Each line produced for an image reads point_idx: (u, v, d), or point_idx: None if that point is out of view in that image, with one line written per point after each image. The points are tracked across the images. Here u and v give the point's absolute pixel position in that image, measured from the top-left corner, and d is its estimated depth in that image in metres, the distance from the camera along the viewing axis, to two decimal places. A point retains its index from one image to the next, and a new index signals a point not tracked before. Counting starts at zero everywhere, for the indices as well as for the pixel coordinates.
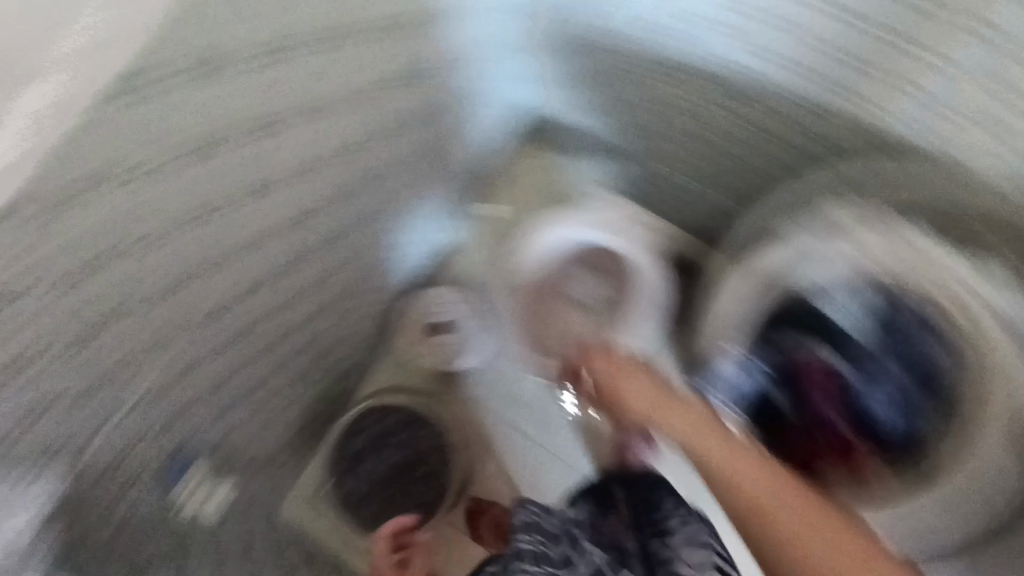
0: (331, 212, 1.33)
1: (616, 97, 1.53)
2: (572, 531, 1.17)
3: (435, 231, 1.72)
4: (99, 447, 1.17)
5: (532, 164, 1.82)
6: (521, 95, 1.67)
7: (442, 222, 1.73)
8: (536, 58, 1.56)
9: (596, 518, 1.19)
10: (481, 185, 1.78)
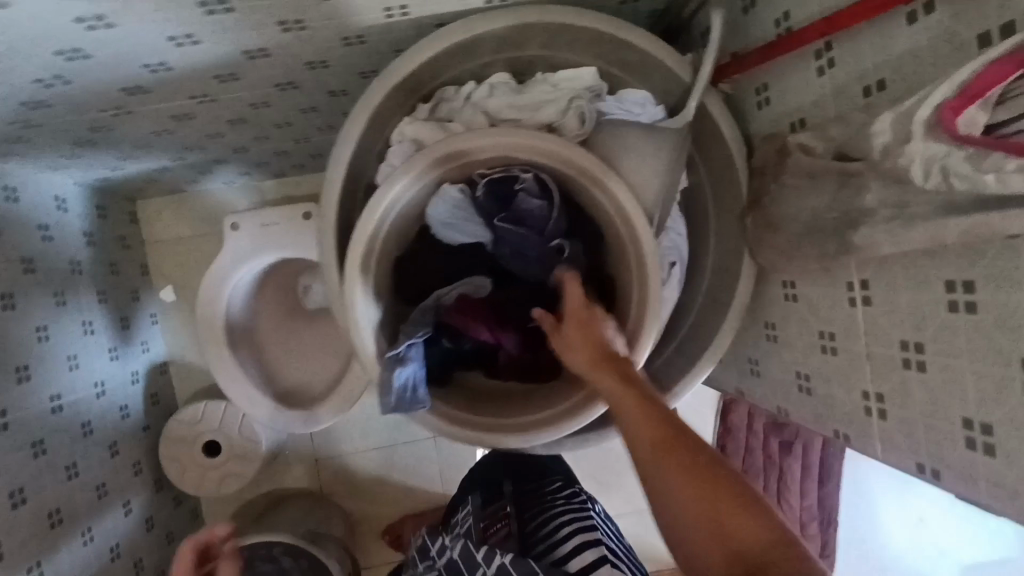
0: (33, 396, 1.12)
1: (191, 134, 1.14)
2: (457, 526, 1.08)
3: (93, 329, 1.34)
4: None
5: (159, 208, 1.59)
6: (84, 175, 1.31)
7: (107, 340, 1.38)
8: (79, 154, 1.15)
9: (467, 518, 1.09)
10: (121, 290, 1.46)
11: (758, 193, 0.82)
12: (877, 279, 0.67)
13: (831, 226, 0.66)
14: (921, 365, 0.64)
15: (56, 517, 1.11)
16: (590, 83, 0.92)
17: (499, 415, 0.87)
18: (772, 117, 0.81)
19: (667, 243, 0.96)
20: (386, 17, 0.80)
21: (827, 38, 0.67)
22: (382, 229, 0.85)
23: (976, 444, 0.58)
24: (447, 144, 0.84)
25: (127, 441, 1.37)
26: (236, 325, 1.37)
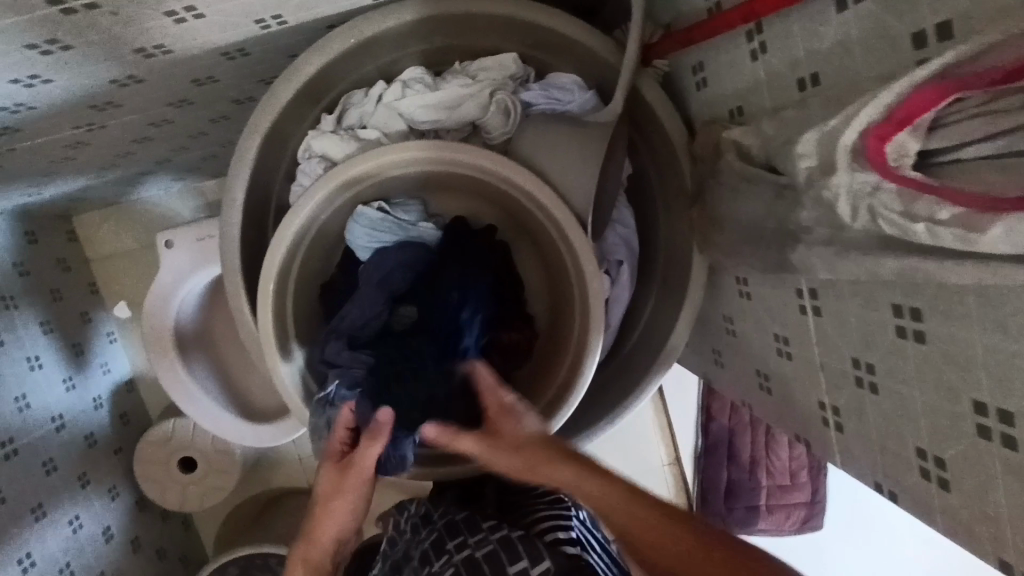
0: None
1: (97, 155, 1.05)
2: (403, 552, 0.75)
3: (41, 363, 1.29)
4: None
5: (98, 222, 1.52)
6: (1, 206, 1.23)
7: (59, 371, 1.34)
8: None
9: (419, 531, 0.76)
10: (68, 315, 1.41)
11: (699, 186, 0.74)
12: (826, 291, 0.60)
13: (770, 237, 0.59)
14: (874, 384, 0.58)
15: (29, 561, 1.10)
16: (513, 70, 0.82)
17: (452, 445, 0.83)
18: (711, 100, 0.72)
19: (613, 239, 0.87)
20: (266, 28, 0.71)
21: (756, 20, 0.58)
22: (296, 258, 0.78)
23: (930, 475, 0.54)
24: (355, 162, 0.76)
25: (96, 469, 1.35)
26: (188, 340, 1.32)
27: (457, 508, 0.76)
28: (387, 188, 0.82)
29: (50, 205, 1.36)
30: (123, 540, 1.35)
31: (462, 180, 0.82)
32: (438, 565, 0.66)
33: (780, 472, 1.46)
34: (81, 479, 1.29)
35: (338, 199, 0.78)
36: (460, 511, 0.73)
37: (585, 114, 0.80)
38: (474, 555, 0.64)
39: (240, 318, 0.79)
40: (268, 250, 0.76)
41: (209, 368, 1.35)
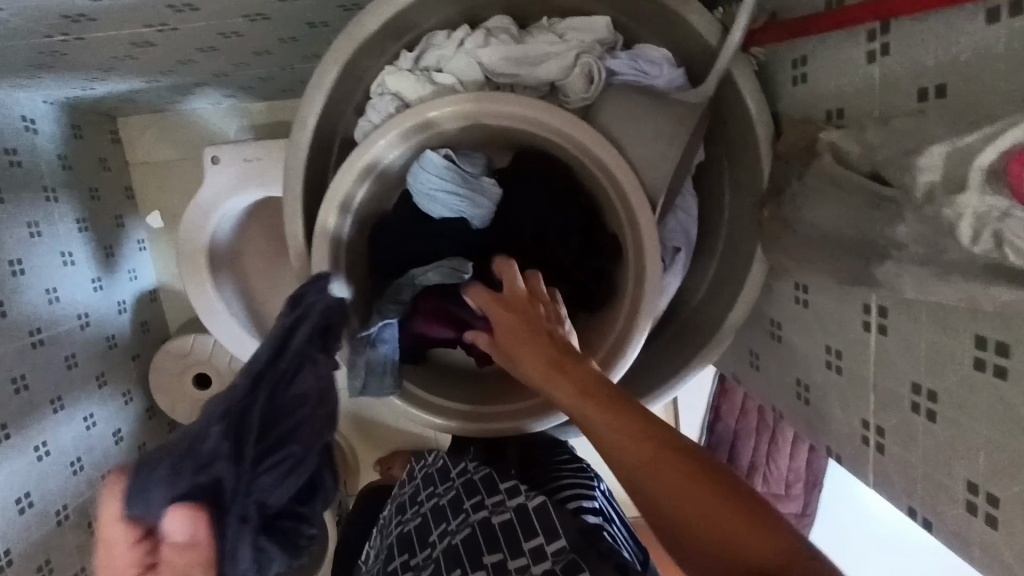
0: (11, 333, 1.09)
1: (159, 58, 1.03)
2: (419, 492, 0.83)
3: (73, 259, 1.30)
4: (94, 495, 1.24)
5: (141, 127, 1.50)
6: (51, 94, 1.22)
7: (89, 269, 1.34)
8: (37, 75, 1.06)
9: (434, 484, 0.82)
10: (104, 215, 1.41)
11: (778, 185, 0.72)
12: (898, 311, 0.59)
13: (853, 249, 0.58)
14: (931, 413, 0.57)
15: (44, 451, 1.12)
16: (603, 35, 0.80)
17: (484, 405, 0.83)
18: (807, 99, 0.70)
19: (673, 225, 0.87)
20: None
21: (885, 20, 0.55)
22: (358, 196, 0.77)
23: (977, 511, 0.53)
24: (431, 106, 0.74)
25: (113, 371, 1.36)
26: (221, 259, 1.32)
27: (477, 464, 0.80)
28: (457, 137, 0.81)
29: (98, 103, 1.35)
30: (131, 443, 1.38)
31: (535, 142, 0.80)
32: (456, 523, 0.74)
33: (776, 481, 1.36)
34: (99, 378, 1.31)
35: (407, 142, 0.77)
36: (479, 470, 0.78)
37: (671, 91, 0.79)
38: (491, 521, 0.71)
39: (295, 248, 0.79)
40: (336, 175, 0.76)
41: (236, 290, 1.36)
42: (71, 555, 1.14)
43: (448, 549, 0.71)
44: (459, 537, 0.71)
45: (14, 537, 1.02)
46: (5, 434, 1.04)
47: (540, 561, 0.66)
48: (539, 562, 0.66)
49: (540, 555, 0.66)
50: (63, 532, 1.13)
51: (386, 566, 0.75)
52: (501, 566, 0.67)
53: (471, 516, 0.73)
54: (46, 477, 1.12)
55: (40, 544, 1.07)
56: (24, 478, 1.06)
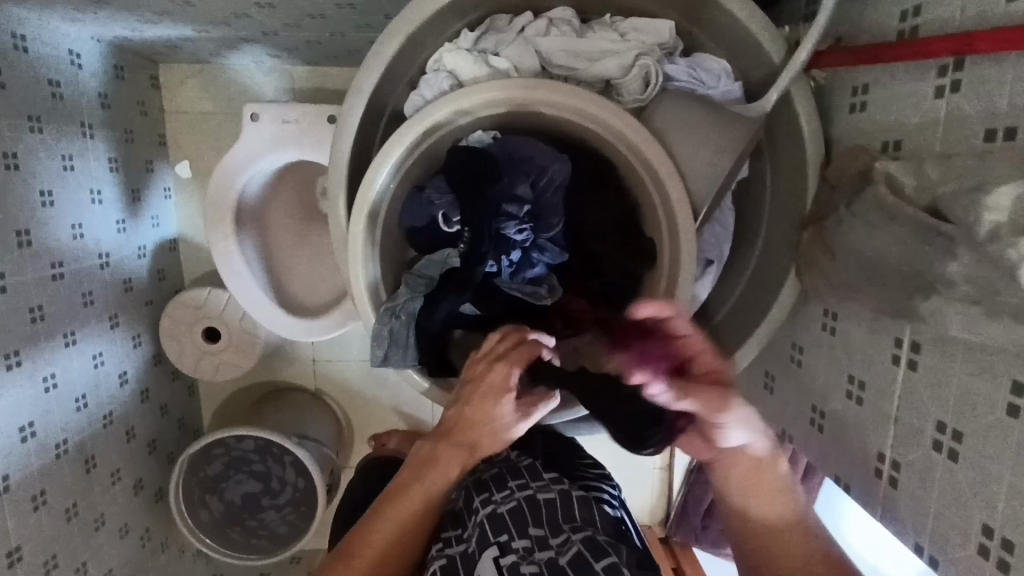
0: (35, 263, 1.10)
1: (218, 8, 1.03)
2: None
3: (102, 198, 1.30)
4: (97, 432, 1.24)
5: (182, 76, 1.50)
6: (100, 32, 1.23)
7: (115, 211, 1.35)
8: (92, 10, 1.06)
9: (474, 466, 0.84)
10: (135, 159, 1.41)
11: (822, 209, 0.72)
12: (933, 348, 0.59)
13: (897, 281, 0.58)
14: (952, 452, 0.58)
15: (52, 383, 1.13)
16: (665, 40, 0.80)
17: None
18: (864, 127, 0.70)
19: (709, 238, 0.87)
20: None
21: (958, 56, 0.55)
22: (407, 165, 0.77)
23: (989, 554, 0.53)
24: (489, 86, 0.74)
25: (126, 314, 1.37)
26: (246, 215, 1.33)
27: (519, 455, 0.83)
28: (507, 121, 0.80)
29: (144, 46, 1.35)
30: (135, 387, 1.39)
31: (583, 137, 0.80)
32: (501, 496, 0.74)
33: None
34: (112, 319, 1.32)
35: (459, 121, 0.77)
36: (523, 460, 0.81)
37: (726, 103, 0.79)
38: (537, 497, 0.73)
39: (336, 212, 0.79)
40: (399, 131, 0.75)
41: (258, 248, 1.36)
42: (66, 488, 1.14)
43: (490, 515, 0.71)
44: (505, 508, 0.71)
45: (16, 462, 1.03)
46: (17, 360, 1.04)
47: (580, 542, 0.67)
48: (578, 534, 0.67)
49: (580, 536, 0.67)
50: (63, 464, 1.14)
51: (433, 535, 0.75)
52: (542, 541, 0.67)
53: (519, 494, 0.74)
54: (52, 408, 1.12)
55: (39, 474, 1.08)
56: (31, 405, 1.07)
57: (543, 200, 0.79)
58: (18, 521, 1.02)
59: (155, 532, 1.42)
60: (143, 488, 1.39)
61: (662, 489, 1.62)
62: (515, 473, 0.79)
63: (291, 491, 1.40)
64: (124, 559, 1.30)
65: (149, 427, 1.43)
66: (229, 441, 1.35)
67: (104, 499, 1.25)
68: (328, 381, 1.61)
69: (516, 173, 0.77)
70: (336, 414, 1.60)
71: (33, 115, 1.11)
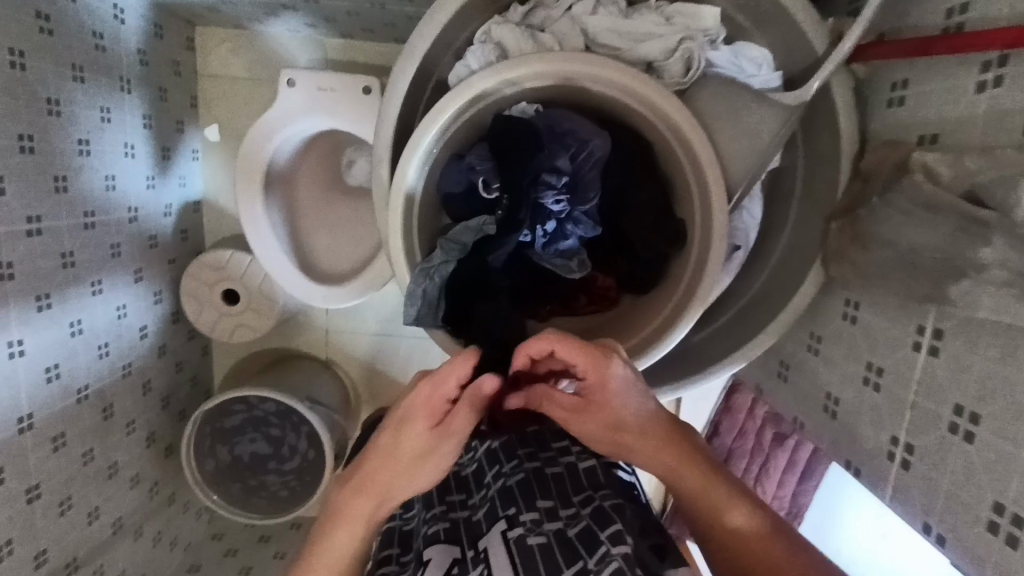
0: (69, 209, 1.12)
1: None
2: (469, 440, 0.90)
3: (135, 152, 1.32)
4: (115, 381, 1.26)
5: (218, 40, 1.52)
6: None
7: (146, 167, 1.37)
8: None
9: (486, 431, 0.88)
10: (167, 117, 1.43)
11: (854, 200, 0.74)
12: (956, 335, 0.61)
13: (927, 267, 0.60)
14: (969, 434, 0.60)
15: (77, 328, 1.15)
16: (710, 26, 0.82)
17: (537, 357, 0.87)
18: (901, 121, 0.72)
19: (738, 224, 0.89)
20: None
21: (1005, 51, 0.57)
22: (450, 131, 0.79)
23: (999, 531, 0.55)
24: (538, 57, 0.76)
25: (150, 269, 1.39)
26: (275, 180, 1.35)
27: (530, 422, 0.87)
28: (550, 95, 0.82)
29: (185, 6, 1.37)
30: (154, 343, 1.41)
31: (624, 115, 0.82)
32: (510, 468, 0.76)
33: (760, 503, 1.36)
34: (136, 273, 1.33)
35: (505, 91, 0.79)
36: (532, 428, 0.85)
37: (765, 91, 0.81)
38: (544, 468, 0.74)
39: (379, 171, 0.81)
40: (447, 96, 0.77)
41: (284, 214, 1.38)
42: (83, 433, 1.16)
43: (500, 490, 0.73)
44: (513, 480, 0.73)
45: (39, 402, 1.05)
46: (47, 303, 1.07)
47: (587, 507, 0.68)
48: (586, 505, 0.68)
49: (586, 503, 0.69)
50: (83, 410, 1.16)
51: (439, 497, 0.79)
52: (552, 512, 0.68)
53: (525, 465, 0.76)
54: (76, 353, 1.14)
55: (60, 416, 1.10)
56: (56, 349, 1.09)
57: (580, 174, 0.81)
58: (39, 459, 1.05)
59: (164, 486, 1.44)
60: (155, 440, 1.41)
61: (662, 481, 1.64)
62: (525, 444, 0.82)
63: (300, 459, 1.42)
64: (134, 509, 1.32)
65: (165, 382, 1.45)
66: (252, 401, 1.38)
67: (118, 448, 1.27)
68: (340, 351, 1.63)
69: (557, 145, 0.79)
70: (347, 384, 1.63)
71: (76, 64, 1.13)
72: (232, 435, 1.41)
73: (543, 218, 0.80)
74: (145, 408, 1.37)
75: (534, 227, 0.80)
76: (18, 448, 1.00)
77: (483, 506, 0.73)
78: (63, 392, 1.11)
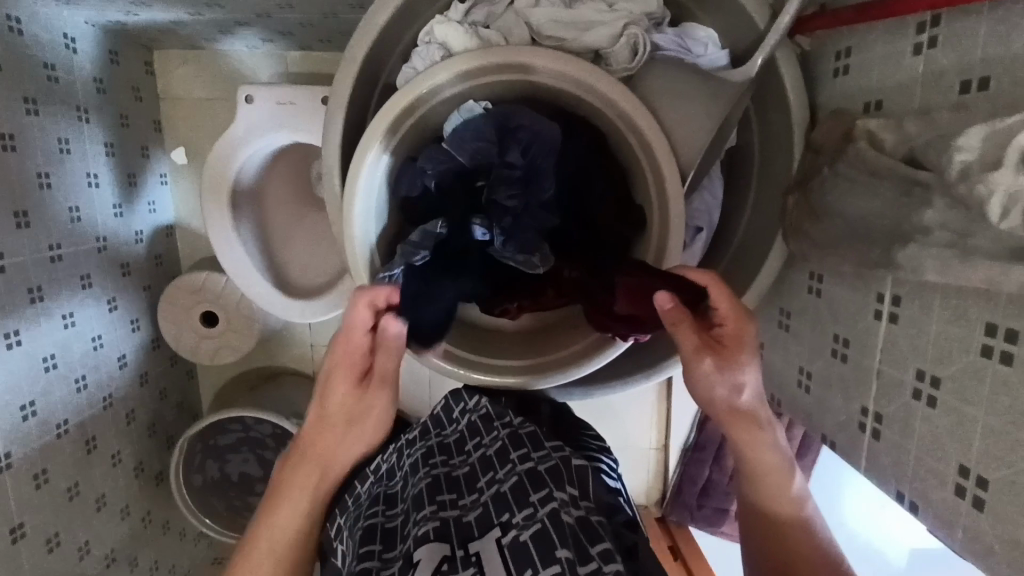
0: (33, 244, 1.11)
1: None
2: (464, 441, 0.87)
3: (98, 181, 1.31)
4: (97, 413, 1.25)
5: (176, 62, 1.51)
6: (93, 15, 1.23)
7: (111, 194, 1.36)
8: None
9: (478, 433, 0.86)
10: (130, 144, 1.42)
11: (807, 173, 0.73)
12: (911, 300, 0.61)
13: (876, 234, 0.59)
14: (931, 399, 0.59)
15: (51, 363, 1.14)
16: (653, 9, 0.82)
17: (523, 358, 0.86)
18: (847, 90, 0.72)
19: (700, 206, 0.89)
20: None
21: (936, 11, 0.57)
22: (400, 134, 0.78)
23: (965, 493, 0.55)
24: (480, 54, 0.75)
25: (124, 297, 1.38)
26: (242, 198, 1.34)
27: (522, 421, 0.84)
28: (497, 91, 0.82)
29: (138, 30, 1.36)
30: (135, 372, 1.40)
31: (574, 105, 0.82)
32: (504, 473, 0.75)
33: None
34: (109, 302, 1.33)
35: (450, 89, 0.78)
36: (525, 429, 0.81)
37: (713, 70, 0.81)
38: (538, 469, 0.73)
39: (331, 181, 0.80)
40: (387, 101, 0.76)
41: (255, 233, 1.37)
42: (66, 468, 1.15)
43: (495, 497, 0.71)
44: (507, 485, 0.72)
45: (16, 442, 1.04)
46: (17, 340, 1.06)
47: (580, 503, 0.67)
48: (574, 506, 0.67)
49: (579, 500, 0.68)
50: (64, 444, 1.15)
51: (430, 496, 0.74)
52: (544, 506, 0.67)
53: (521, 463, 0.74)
54: (51, 388, 1.13)
55: (40, 452, 1.09)
56: (31, 385, 1.08)
57: (533, 165, 0.80)
58: (21, 498, 1.04)
59: (155, 515, 1.43)
60: (142, 469, 1.40)
61: (659, 470, 1.64)
62: (518, 443, 0.79)
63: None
64: (127, 541, 1.32)
65: (149, 409, 1.44)
66: (247, 422, 1.37)
67: (105, 480, 1.26)
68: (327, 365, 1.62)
69: (507, 141, 0.79)
70: None
71: (28, 97, 1.12)
72: (225, 452, 1.41)
73: (499, 213, 0.80)
74: (131, 438, 1.36)
75: (490, 221, 0.80)
76: None
77: (476, 511, 0.71)
78: (42, 430, 1.10)
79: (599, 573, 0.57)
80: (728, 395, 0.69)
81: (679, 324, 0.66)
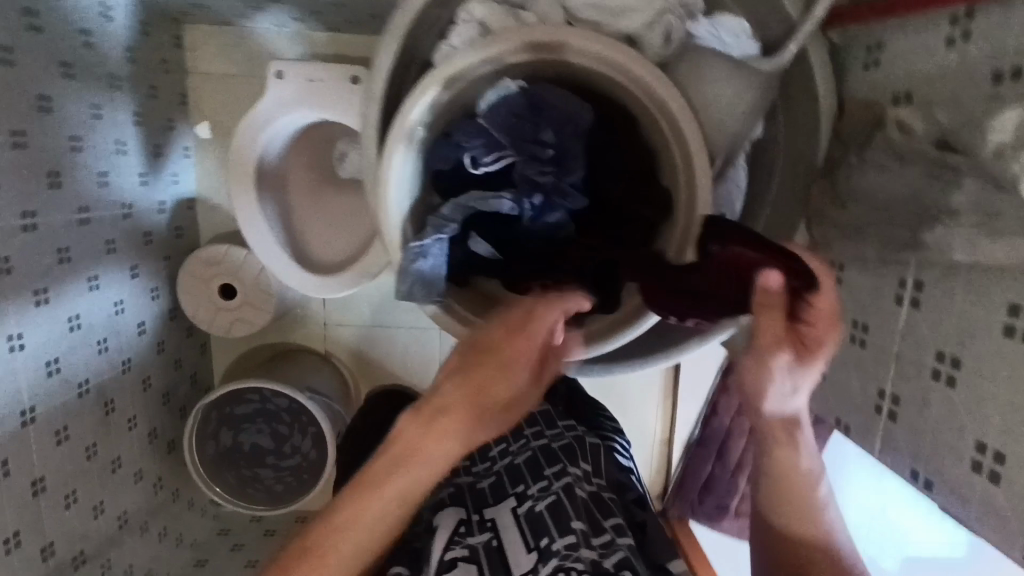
0: (62, 205, 1.13)
1: None
2: None
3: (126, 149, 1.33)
4: (115, 377, 1.27)
5: (205, 37, 1.52)
6: None
7: (137, 163, 1.37)
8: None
9: None
10: (157, 116, 1.44)
11: (835, 161, 0.75)
12: (935, 284, 0.63)
13: (904, 218, 0.61)
14: (950, 379, 0.61)
15: (76, 323, 1.16)
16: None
17: None
18: (877, 82, 0.74)
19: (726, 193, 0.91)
20: None
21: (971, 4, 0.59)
22: (437, 107, 0.80)
23: (981, 469, 0.57)
24: (521, 31, 0.77)
25: (146, 265, 1.40)
26: (267, 173, 1.36)
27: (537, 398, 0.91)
28: (532, 70, 0.83)
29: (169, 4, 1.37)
30: (152, 340, 1.42)
31: (607, 87, 0.84)
32: (518, 448, 0.83)
33: None
34: (131, 269, 1.35)
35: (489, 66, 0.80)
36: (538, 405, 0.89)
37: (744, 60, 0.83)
38: (551, 446, 0.81)
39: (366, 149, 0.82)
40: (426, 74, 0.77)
41: (277, 208, 1.39)
42: (84, 429, 1.17)
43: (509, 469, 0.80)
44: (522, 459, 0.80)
45: (39, 400, 1.06)
46: (45, 298, 1.08)
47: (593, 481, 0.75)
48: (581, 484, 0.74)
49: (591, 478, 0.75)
50: (84, 404, 1.17)
51: None
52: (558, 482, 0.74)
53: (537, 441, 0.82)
54: (73, 349, 1.15)
55: (61, 410, 1.11)
56: (55, 344, 1.10)
57: (562, 143, 0.82)
58: (42, 454, 1.06)
59: (168, 482, 1.45)
60: (156, 436, 1.42)
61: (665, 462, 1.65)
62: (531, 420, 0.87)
63: (300, 459, 1.43)
64: (140, 504, 1.34)
65: (165, 377, 1.46)
66: (263, 394, 1.38)
67: (121, 443, 1.28)
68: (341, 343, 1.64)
69: (539, 121, 0.81)
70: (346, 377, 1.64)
71: (65, 61, 1.14)
72: (240, 422, 1.42)
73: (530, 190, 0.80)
74: (146, 405, 1.38)
75: (521, 198, 0.80)
76: (21, 443, 1.01)
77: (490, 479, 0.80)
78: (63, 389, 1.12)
79: (611, 545, 0.65)
80: (783, 391, 0.72)
81: (769, 308, 0.65)
